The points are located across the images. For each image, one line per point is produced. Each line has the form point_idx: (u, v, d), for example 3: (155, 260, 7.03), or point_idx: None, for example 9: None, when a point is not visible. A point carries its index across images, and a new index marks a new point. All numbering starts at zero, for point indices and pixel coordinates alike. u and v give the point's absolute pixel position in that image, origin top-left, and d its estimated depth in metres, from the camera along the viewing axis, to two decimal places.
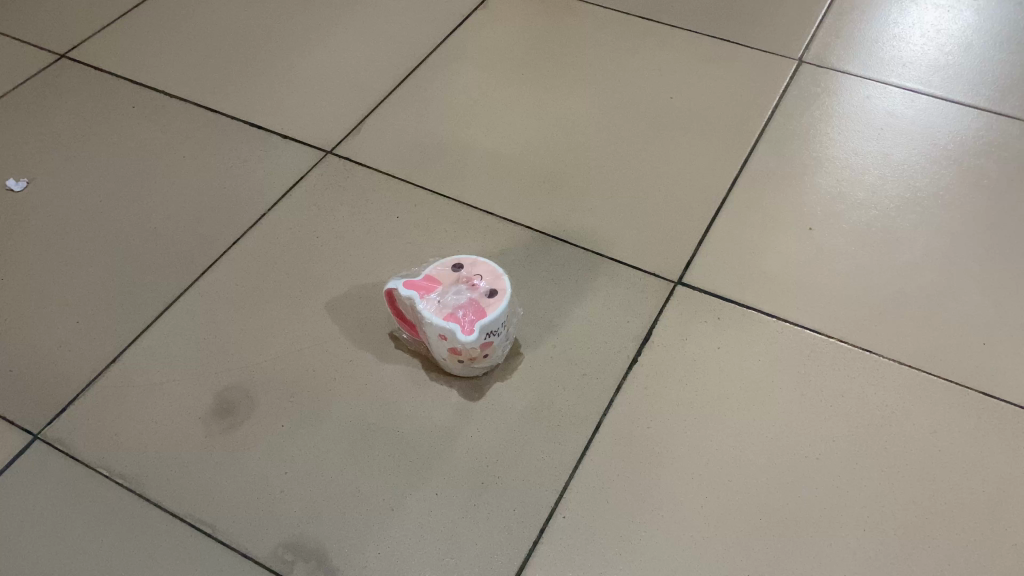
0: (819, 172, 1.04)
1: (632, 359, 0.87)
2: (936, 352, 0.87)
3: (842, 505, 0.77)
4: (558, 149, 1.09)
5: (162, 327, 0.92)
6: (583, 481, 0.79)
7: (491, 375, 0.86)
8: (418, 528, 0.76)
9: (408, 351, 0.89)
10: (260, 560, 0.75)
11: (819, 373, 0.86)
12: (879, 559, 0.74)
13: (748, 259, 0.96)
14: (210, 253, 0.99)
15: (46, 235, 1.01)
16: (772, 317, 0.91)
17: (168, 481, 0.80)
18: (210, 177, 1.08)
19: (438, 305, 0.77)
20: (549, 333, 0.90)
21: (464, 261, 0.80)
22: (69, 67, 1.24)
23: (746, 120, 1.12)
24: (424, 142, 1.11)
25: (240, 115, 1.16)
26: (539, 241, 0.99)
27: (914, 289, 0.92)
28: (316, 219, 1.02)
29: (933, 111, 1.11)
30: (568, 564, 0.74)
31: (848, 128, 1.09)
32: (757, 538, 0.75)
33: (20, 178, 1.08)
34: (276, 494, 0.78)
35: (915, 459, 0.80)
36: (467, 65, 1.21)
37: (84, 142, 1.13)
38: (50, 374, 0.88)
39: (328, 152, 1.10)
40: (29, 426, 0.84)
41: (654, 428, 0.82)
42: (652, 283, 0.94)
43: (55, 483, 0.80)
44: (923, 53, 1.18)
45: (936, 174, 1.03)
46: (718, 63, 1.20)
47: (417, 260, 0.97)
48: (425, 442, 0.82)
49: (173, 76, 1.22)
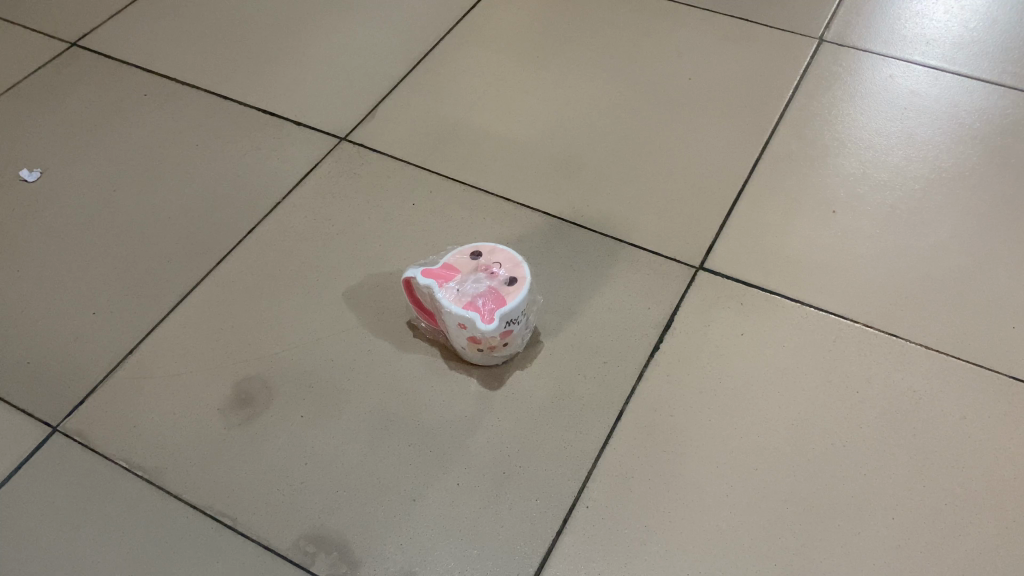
0: (842, 154, 1.02)
1: (654, 346, 0.86)
2: (963, 336, 0.85)
3: (871, 493, 0.76)
4: (576, 133, 1.08)
5: (178, 317, 0.91)
6: (606, 470, 0.78)
7: (511, 364, 0.85)
8: (440, 519, 0.75)
9: (426, 339, 0.88)
10: (282, 552, 0.74)
11: (844, 359, 0.84)
12: (909, 548, 0.72)
13: (770, 242, 0.94)
14: (226, 242, 0.98)
15: (61, 226, 1.01)
16: (796, 301, 0.89)
17: (188, 473, 0.79)
18: (224, 165, 1.07)
19: (457, 294, 0.76)
20: (569, 321, 0.88)
21: (482, 249, 0.79)
22: (81, 56, 1.23)
23: (766, 101, 1.10)
24: (439, 128, 1.09)
25: (252, 101, 1.15)
26: (558, 227, 0.97)
27: (941, 272, 0.90)
28: (331, 207, 1.01)
29: (958, 88, 1.08)
30: (592, 555, 0.73)
31: (871, 108, 1.07)
32: (783, 526, 0.74)
33: (34, 169, 1.08)
34: (297, 486, 0.78)
35: (945, 446, 0.78)
36: (481, 48, 1.20)
37: (97, 132, 1.12)
38: (68, 366, 0.88)
39: (342, 138, 1.09)
40: (48, 417, 0.84)
41: (677, 416, 0.81)
42: (673, 269, 0.92)
43: (75, 475, 0.80)
44: (946, 29, 1.16)
45: (962, 154, 1.01)
46: (735, 43, 1.18)
47: (434, 247, 0.96)
48: (446, 433, 0.81)
49: (185, 64, 1.21)
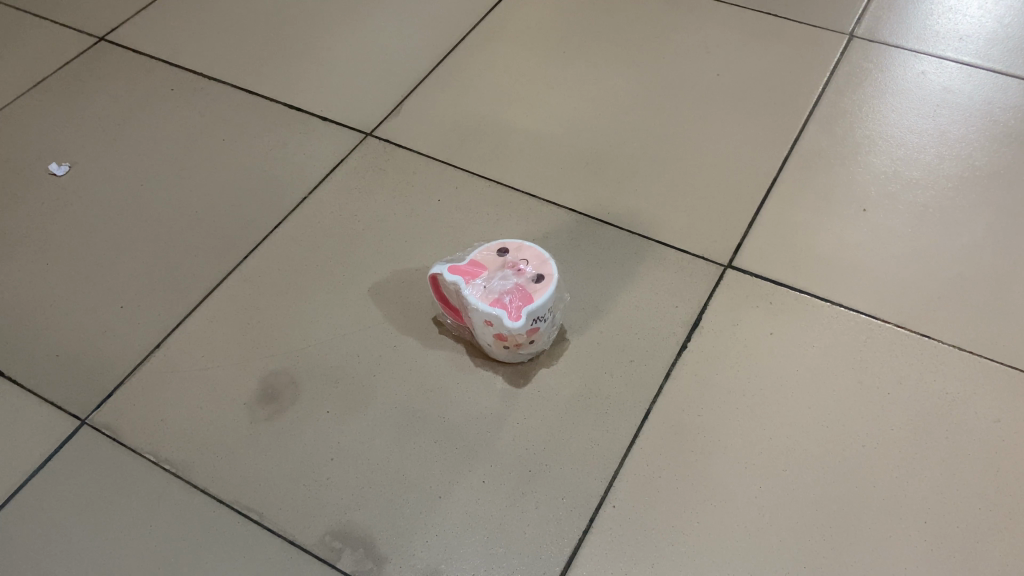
0: (873, 151, 1.01)
1: (682, 344, 0.85)
2: (998, 337, 0.84)
3: (903, 496, 0.75)
4: (603, 129, 1.07)
5: (205, 311, 0.92)
6: (632, 470, 0.77)
7: (537, 361, 0.85)
8: (465, 516, 0.75)
9: (452, 336, 0.87)
10: (307, 547, 0.74)
11: (875, 359, 0.83)
12: (941, 553, 0.71)
13: (800, 241, 0.93)
14: (252, 237, 0.98)
15: (89, 219, 1.02)
16: (827, 301, 0.88)
17: (214, 467, 0.80)
18: (250, 161, 1.07)
19: (484, 291, 0.76)
20: (596, 319, 0.88)
21: (509, 246, 0.79)
22: (109, 50, 1.24)
23: (796, 97, 1.08)
24: (465, 124, 1.09)
25: (279, 96, 1.15)
26: (584, 224, 0.97)
27: (975, 272, 0.89)
28: (357, 202, 1.01)
29: (992, 85, 1.06)
30: (618, 555, 0.73)
31: (903, 105, 1.05)
32: (813, 529, 0.73)
33: (63, 163, 1.08)
34: (322, 481, 0.78)
35: (979, 449, 0.77)
36: (507, 45, 1.19)
37: (125, 126, 1.13)
38: (96, 358, 0.88)
39: (368, 134, 1.09)
40: (77, 410, 0.84)
41: (704, 417, 0.80)
42: (702, 267, 0.92)
43: (103, 468, 0.80)
44: (980, 25, 1.14)
45: (996, 153, 0.99)
46: (764, 39, 1.16)
47: (460, 243, 0.95)
48: (471, 430, 0.80)
49: (212, 59, 1.21)
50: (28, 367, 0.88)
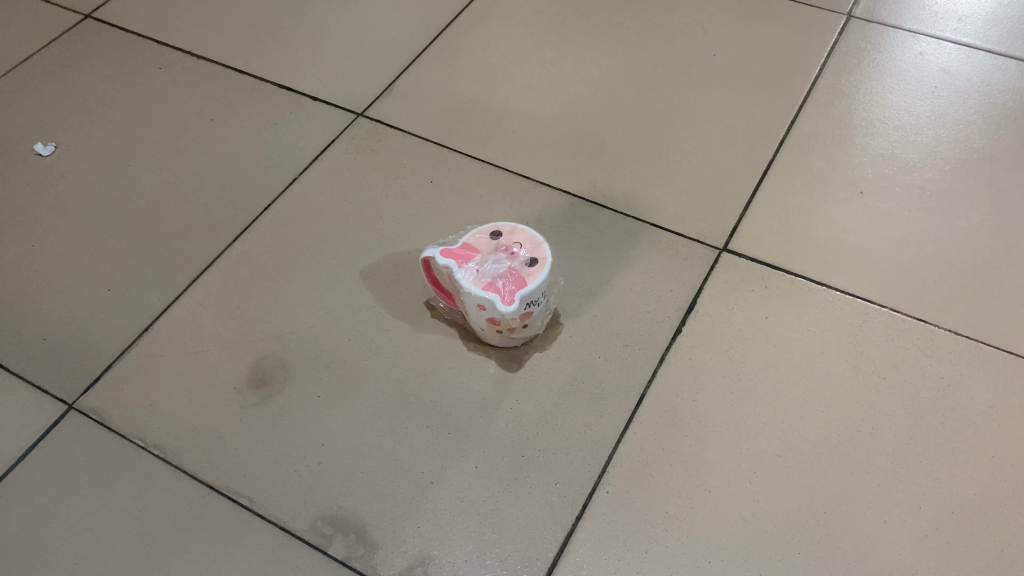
0: (871, 134, 1.00)
1: (676, 329, 0.84)
2: (994, 321, 0.83)
3: (898, 482, 0.74)
4: (597, 110, 1.05)
5: (194, 295, 0.90)
6: (626, 456, 0.77)
7: (530, 345, 0.84)
8: (458, 502, 0.74)
9: (444, 320, 0.86)
10: (298, 533, 0.73)
11: (871, 344, 0.82)
12: (935, 539, 0.71)
13: (796, 224, 0.92)
14: (241, 219, 0.97)
15: (76, 201, 1.00)
16: (823, 285, 0.87)
17: (204, 452, 0.79)
18: (239, 141, 1.05)
19: (477, 275, 0.74)
20: (590, 303, 0.87)
21: (502, 229, 0.78)
22: (94, 28, 1.22)
23: (793, 78, 1.07)
24: (457, 105, 1.07)
25: (267, 75, 1.13)
26: (578, 207, 0.95)
27: (972, 255, 0.88)
28: (348, 184, 0.99)
29: (991, 67, 1.05)
30: (612, 541, 0.72)
31: (901, 86, 1.04)
32: (807, 515, 0.73)
33: (49, 143, 1.07)
34: (313, 467, 0.77)
35: (975, 434, 0.76)
36: (500, 24, 1.17)
37: (111, 106, 1.11)
38: (83, 343, 0.87)
39: (359, 114, 1.07)
40: (64, 394, 0.83)
41: (699, 402, 0.79)
42: (697, 251, 0.91)
43: (91, 453, 0.79)
44: (979, 5, 1.12)
45: (994, 135, 0.98)
46: (761, 19, 1.15)
47: (452, 226, 0.94)
48: (463, 415, 0.80)
49: (200, 37, 1.19)
50: (14, 351, 0.87)
